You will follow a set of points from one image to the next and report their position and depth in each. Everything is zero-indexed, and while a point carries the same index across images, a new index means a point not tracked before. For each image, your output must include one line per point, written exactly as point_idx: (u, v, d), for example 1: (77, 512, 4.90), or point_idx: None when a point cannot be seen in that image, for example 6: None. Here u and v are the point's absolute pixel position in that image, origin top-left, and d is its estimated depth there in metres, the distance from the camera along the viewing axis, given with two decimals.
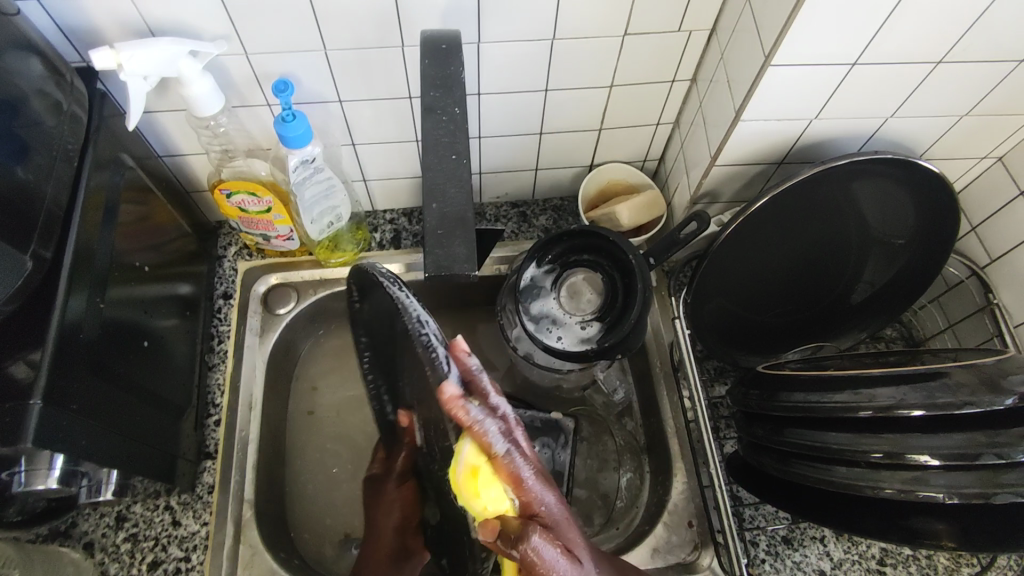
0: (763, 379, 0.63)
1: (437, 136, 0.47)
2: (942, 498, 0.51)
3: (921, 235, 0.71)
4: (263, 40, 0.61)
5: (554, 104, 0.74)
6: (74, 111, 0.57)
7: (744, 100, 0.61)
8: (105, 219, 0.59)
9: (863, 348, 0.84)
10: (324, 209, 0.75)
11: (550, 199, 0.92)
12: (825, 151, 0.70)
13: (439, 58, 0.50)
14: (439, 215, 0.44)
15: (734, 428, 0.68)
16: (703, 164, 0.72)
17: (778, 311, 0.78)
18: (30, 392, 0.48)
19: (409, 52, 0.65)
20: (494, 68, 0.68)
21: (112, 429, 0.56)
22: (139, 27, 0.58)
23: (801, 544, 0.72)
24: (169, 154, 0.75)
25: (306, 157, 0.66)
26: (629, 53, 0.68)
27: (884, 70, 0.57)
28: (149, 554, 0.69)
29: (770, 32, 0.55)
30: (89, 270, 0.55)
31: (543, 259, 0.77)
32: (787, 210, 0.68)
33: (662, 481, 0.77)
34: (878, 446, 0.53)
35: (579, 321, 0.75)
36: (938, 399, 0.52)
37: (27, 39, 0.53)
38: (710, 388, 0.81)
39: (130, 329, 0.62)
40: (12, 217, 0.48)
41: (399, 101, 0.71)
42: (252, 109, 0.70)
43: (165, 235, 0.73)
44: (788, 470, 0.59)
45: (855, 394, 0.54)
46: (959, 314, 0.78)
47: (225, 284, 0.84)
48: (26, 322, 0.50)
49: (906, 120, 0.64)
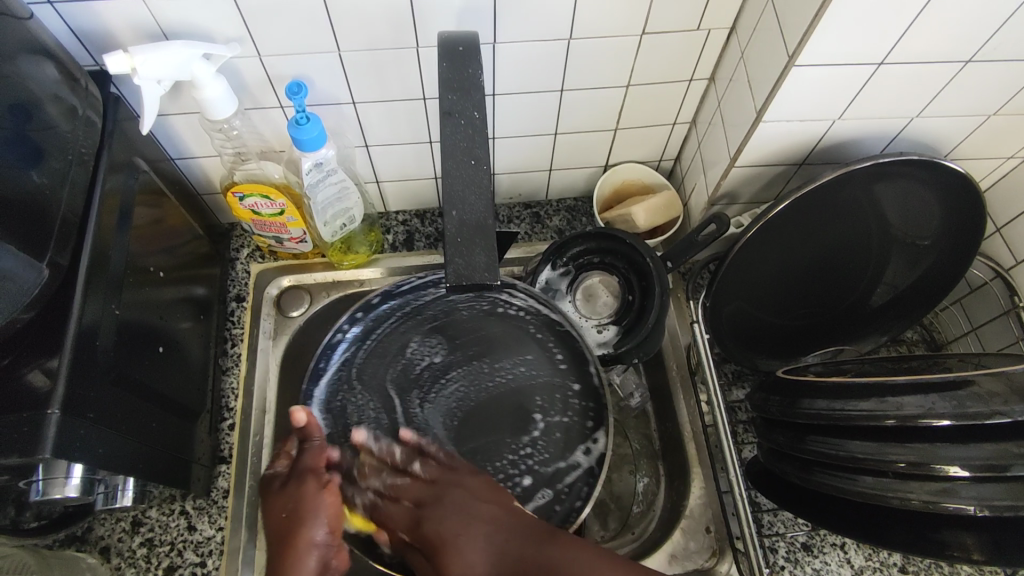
0: (783, 385, 0.62)
1: (455, 142, 0.45)
2: (972, 510, 0.50)
3: (946, 236, 0.70)
4: (276, 41, 0.60)
5: (570, 104, 0.73)
6: (88, 116, 0.57)
7: (767, 100, 0.59)
8: (120, 223, 0.59)
9: (883, 351, 0.83)
10: (337, 211, 0.75)
11: (563, 199, 0.91)
12: (848, 151, 0.68)
13: (456, 60, 0.49)
14: (458, 222, 0.43)
15: (755, 434, 0.67)
16: (722, 165, 0.71)
17: (798, 314, 0.76)
18: (48, 402, 0.47)
19: (424, 53, 0.64)
20: (510, 68, 0.67)
21: (129, 435, 0.56)
22: (152, 30, 0.58)
23: (821, 551, 0.71)
24: (182, 157, 0.74)
25: (319, 160, 0.66)
26: (647, 51, 0.66)
27: (911, 69, 0.56)
28: (165, 559, 0.69)
29: (795, 30, 0.54)
30: (104, 274, 0.55)
31: (558, 261, 0.76)
32: (809, 211, 0.67)
33: (679, 486, 0.76)
34: (904, 456, 0.52)
35: (595, 324, 0.74)
36: (967, 408, 0.51)
37: (42, 44, 0.53)
38: (728, 392, 0.80)
39: (145, 333, 0.62)
40: (31, 225, 0.48)
41: (412, 103, 0.70)
42: (265, 111, 0.69)
43: (178, 238, 0.72)
44: (810, 479, 0.58)
45: (881, 402, 0.53)
46: (984, 316, 0.77)
47: (238, 286, 0.84)
48: (43, 332, 0.50)
49: (932, 119, 0.63)
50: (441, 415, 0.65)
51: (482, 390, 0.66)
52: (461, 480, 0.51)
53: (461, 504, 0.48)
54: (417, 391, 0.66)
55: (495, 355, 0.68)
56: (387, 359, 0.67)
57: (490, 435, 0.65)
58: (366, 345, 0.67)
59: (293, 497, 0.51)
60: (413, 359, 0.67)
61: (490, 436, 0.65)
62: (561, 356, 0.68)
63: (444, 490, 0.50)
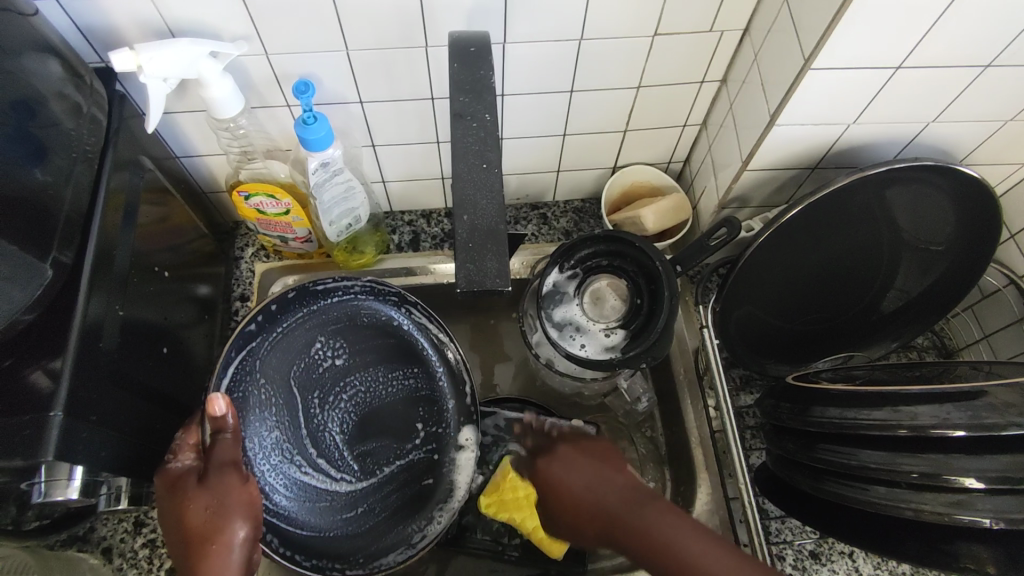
0: (794, 392, 0.61)
1: (467, 146, 0.44)
2: (988, 523, 0.49)
3: (959, 243, 0.69)
4: (283, 40, 0.59)
5: (579, 105, 0.72)
6: (93, 114, 0.56)
7: (780, 103, 0.59)
8: (125, 221, 0.58)
9: (893, 357, 0.82)
10: (343, 211, 0.74)
11: (571, 201, 0.90)
12: (862, 155, 0.67)
13: (467, 62, 0.48)
14: (469, 227, 0.43)
15: (764, 441, 0.66)
16: (733, 168, 0.70)
17: (808, 320, 0.76)
18: (51, 403, 0.47)
19: (433, 52, 0.63)
20: (520, 69, 0.66)
21: (133, 437, 0.56)
22: (159, 27, 0.57)
23: (830, 559, 0.70)
24: (187, 156, 0.74)
25: (326, 160, 0.65)
26: (658, 52, 0.66)
27: (928, 74, 0.55)
28: (168, 560, 0.69)
29: (811, 33, 0.53)
30: (108, 274, 0.54)
31: (566, 264, 0.75)
32: (821, 216, 0.66)
33: (686, 491, 0.75)
34: (916, 466, 0.51)
35: (604, 329, 0.73)
36: (984, 419, 0.50)
37: (47, 41, 0.52)
38: (736, 397, 0.79)
39: (149, 333, 0.61)
40: (34, 224, 0.47)
41: (420, 103, 0.69)
42: (271, 110, 0.68)
43: (182, 237, 0.71)
44: (821, 487, 0.57)
45: (894, 411, 0.52)
46: (997, 324, 0.76)
47: (243, 286, 0.83)
48: (45, 332, 0.49)
49: (948, 124, 0.62)
50: (341, 414, 0.67)
51: (398, 400, 0.69)
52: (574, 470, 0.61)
53: (623, 486, 0.57)
54: (320, 399, 0.66)
55: (393, 362, 0.69)
56: (291, 354, 0.64)
57: (394, 433, 0.69)
58: (269, 346, 0.64)
59: (215, 492, 0.49)
60: (315, 360, 0.66)
61: (382, 432, 0.69)
62: (436, 365, 0.70)
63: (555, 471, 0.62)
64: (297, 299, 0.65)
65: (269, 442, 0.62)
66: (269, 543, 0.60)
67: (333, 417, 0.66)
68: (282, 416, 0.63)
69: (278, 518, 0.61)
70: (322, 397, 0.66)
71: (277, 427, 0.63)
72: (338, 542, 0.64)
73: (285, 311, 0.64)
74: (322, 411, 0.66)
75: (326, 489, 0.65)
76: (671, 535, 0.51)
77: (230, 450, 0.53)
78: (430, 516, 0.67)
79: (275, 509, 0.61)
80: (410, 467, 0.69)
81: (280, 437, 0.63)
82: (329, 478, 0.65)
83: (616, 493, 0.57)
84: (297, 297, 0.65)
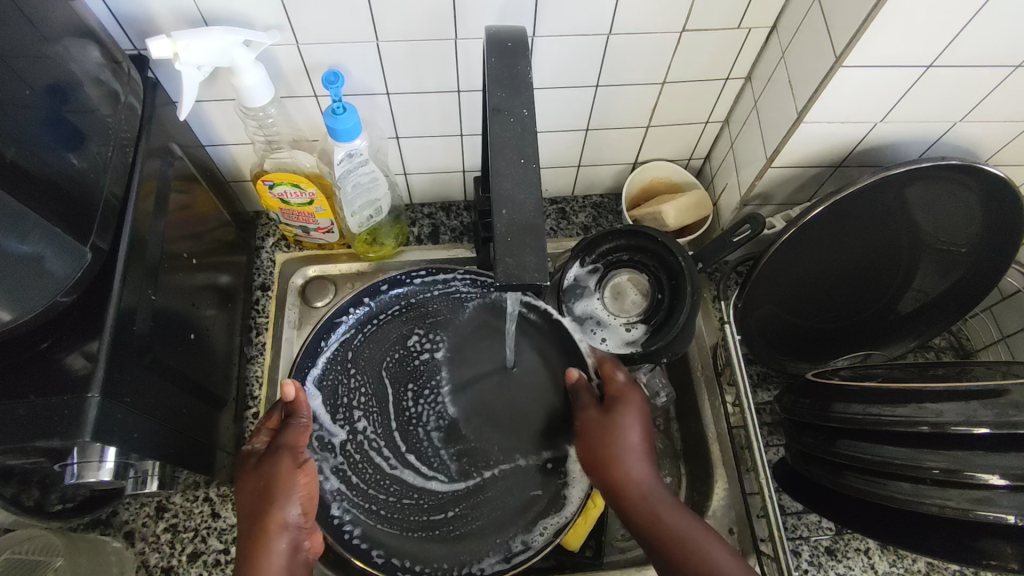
0: (815, 388, 0.61)
1: (504, 138, 0.45)
2: (1013, 520, 0.50)
3: (980, 244, 0.69)
4: (315, 30, 0.60)
5: (603, 101, 0.73)
6: (129, 101, 0.57)
7: (808, 101, 0.59)
8: (156, 208, 0.59)
9: (910, 357, 0.82)
10: (365, 202, 0.74)
11: (589, 196, 0.90)
12: (886, 154, 0.68)
13: (503, 55, 0.48)
14: (507, 221, 0.42)
15: (784, 437, 0.66)
16: (757, 165, 0.70)
17: (826, 319, 0.76)
18: (87, 384, 0.47)
19: (463, 45, 0.63)
20: (547, 63, 0.67)
21: (162, 421, 0.56)
22: (193, 16, 0.57)
23: (845, 555, 0.70)
24: (213, 145, 0.74)
25: (352, 151, 0.65)
26: (686, 49, 0.66)
27: (957, 74, 0.55)
28: (189, 545, 0.69)
29: (843, 31, 0.53)
30: (141, 260, 0.55)
31: (586, 258, 0.74)
32: (844, 216, 0.66)
33: (702, 486, 0.75)
34: (940, 462, 0.52)
35: (624, 322, 0.75)
36: (1010, 417, 0.50)
37: (85, 26, 0.53)
38: (754, 393, 0.79)
39: (177, 320, 0.62)
40: (71, 208, 0.48)
41: (447, 95, 0.70)
42: (298, 100, 0.69)
43: (206, 225, 0.72)
44: (842, 482, 0.58)
45: (919, 408, 0.53)
46: (1015, 325, 0.77)
47: (263, 275, 0.83)
48: (82, 315, 0.50)
49: (975, 125, 0.62)
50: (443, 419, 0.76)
51: (508, 399, 0.77)
52: (634, 413, 0.64)
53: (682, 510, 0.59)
54: (420, 387, 0.76)
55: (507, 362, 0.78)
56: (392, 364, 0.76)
57: (495, 437, 0.75)
58: (367, 329, 0.78)
59: (268, 471, 0.57)
60: (414, 351, 0.78)
61: (478, 438, 0.75)
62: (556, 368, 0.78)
63: (626, 415, 0.64)
64: (390, 289, 0.79)
65: (364, 417, 0.74)
66: (346, 532, 0.69)
67: (426, 410, 0.76)
68: (387, 398, 0.75)
69: (364, 499, 0.71)
70: (421, 386, 0.76)
71: (378, 409, 0.75)
72: (421, 541, 0.69)
73: (374, 301, 0.78)
74: (413, 399, 0.76)
75: (418, 479, 0.72)
76: (683, 527, 0.57)
77: (300, 436, 0.62)
78: (535, 525, 0.71)
79: (373, 488, 0.71)
80: (510, 475, 0.73)
81: (373, 424, 0.74)
82: (420, 473, 0.72)
83: (656, 488, 0.60)
84: (392, 288, 0.79)
